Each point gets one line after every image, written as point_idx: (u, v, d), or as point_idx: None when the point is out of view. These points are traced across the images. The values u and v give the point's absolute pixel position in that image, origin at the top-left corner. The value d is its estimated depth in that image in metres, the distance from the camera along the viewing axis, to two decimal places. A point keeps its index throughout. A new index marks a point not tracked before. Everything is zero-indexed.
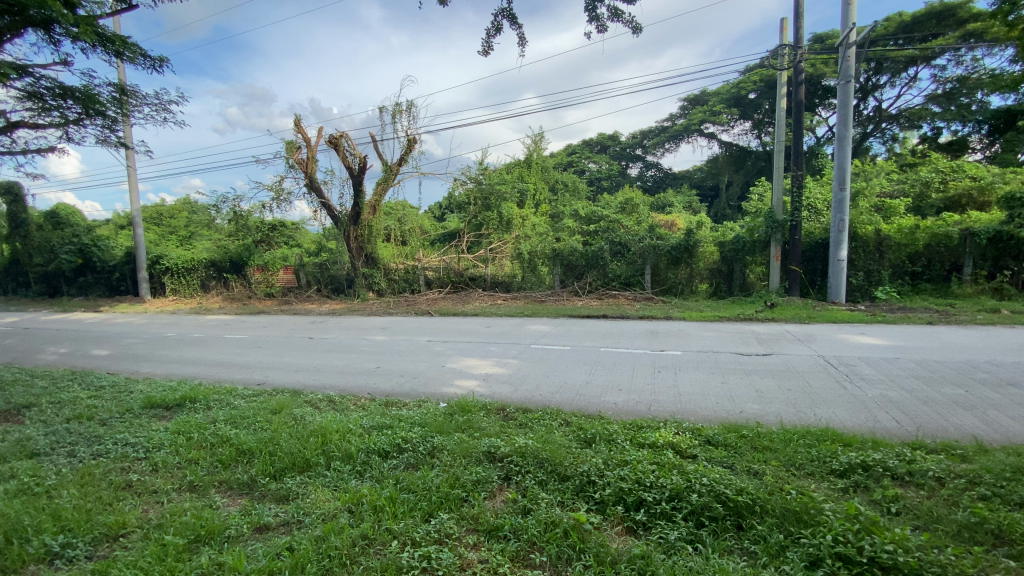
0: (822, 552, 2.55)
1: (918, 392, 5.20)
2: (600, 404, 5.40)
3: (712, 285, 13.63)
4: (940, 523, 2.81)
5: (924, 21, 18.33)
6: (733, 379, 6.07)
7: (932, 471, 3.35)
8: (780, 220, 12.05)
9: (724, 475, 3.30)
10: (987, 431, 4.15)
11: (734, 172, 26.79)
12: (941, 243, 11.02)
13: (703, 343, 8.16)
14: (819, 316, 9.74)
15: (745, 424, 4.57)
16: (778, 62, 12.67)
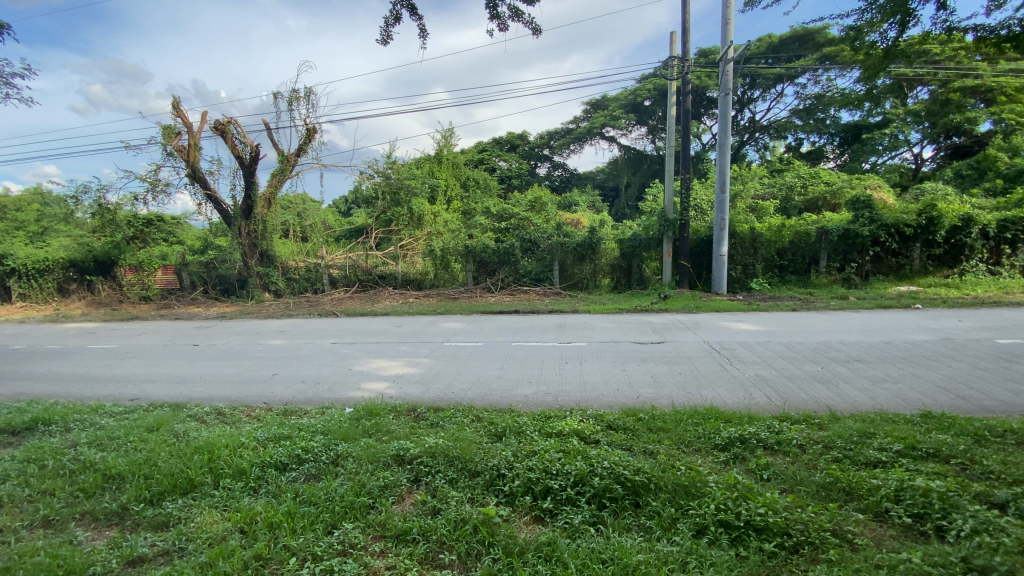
0: (707, 521, 2.81)
1: (785, 370, 5.93)
2: (511, 398, 5.50)
3: (614, 279, 14.43)
4: (802, 485, 3.20)
5: (789, 44, 20.81)
6: (632, 367, 6.46)
7: (796, 440, 3.83)
8: (671, 219, 13.05)
9: (623, 457, 3.52)
10: (837, 401, 4.85)
11: (632, 174, 28.54)
12: (802, 240, 12.57)
13: (606, 334, 8.64)
14: (705, 306, 10.73)
15: (642, 408, 4.89)
16: (669, 72, 13.68)
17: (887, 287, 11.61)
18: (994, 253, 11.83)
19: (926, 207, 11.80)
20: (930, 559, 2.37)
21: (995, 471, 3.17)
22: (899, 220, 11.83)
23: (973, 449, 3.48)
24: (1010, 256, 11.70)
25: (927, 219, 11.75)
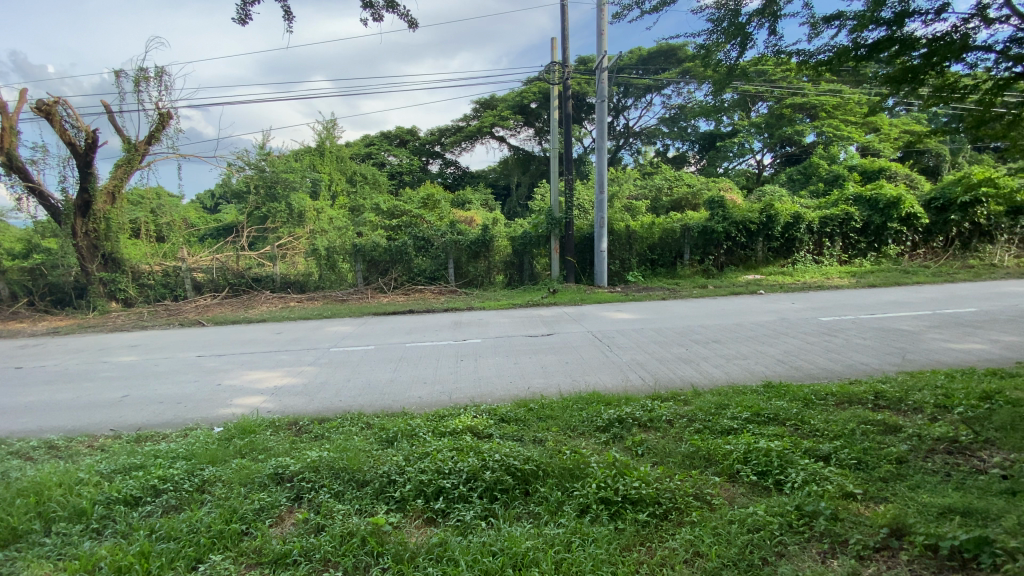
0: (590, 500, 2.99)
1: (657, 354, 6.53)
2: (403, 400, 5.37)
3: (507, 276, 14.70)
4: (671, 456, 3.55)
5: (655, 58, 22.84)
6: (524, 360, 6.66)
7: (666, 416, 4.23)
8: (557, 218, 13.75)
9: (514, 449, 3.62)
10: (698, 378, 5.46)
11: (521, 174, 29.41)
12: (669, 236, 13.94)
13: (499, 329, 8.80)
14: (589, 298, 11.42)
15: (533, 398, 5.07)
16: (551, 75, 14.28)
17: (738, 276, 13.29)
18: (816, 246, 14.04)
19: (766, 206, 13.71)
20: (771, 509, 2.74)
21: (818, 428, 3.78)
22: (746, 218, 13.61)
23: (803, 411, 4.12)
24: (829, 246, 13.94)
25: (766, 217, 13.63)
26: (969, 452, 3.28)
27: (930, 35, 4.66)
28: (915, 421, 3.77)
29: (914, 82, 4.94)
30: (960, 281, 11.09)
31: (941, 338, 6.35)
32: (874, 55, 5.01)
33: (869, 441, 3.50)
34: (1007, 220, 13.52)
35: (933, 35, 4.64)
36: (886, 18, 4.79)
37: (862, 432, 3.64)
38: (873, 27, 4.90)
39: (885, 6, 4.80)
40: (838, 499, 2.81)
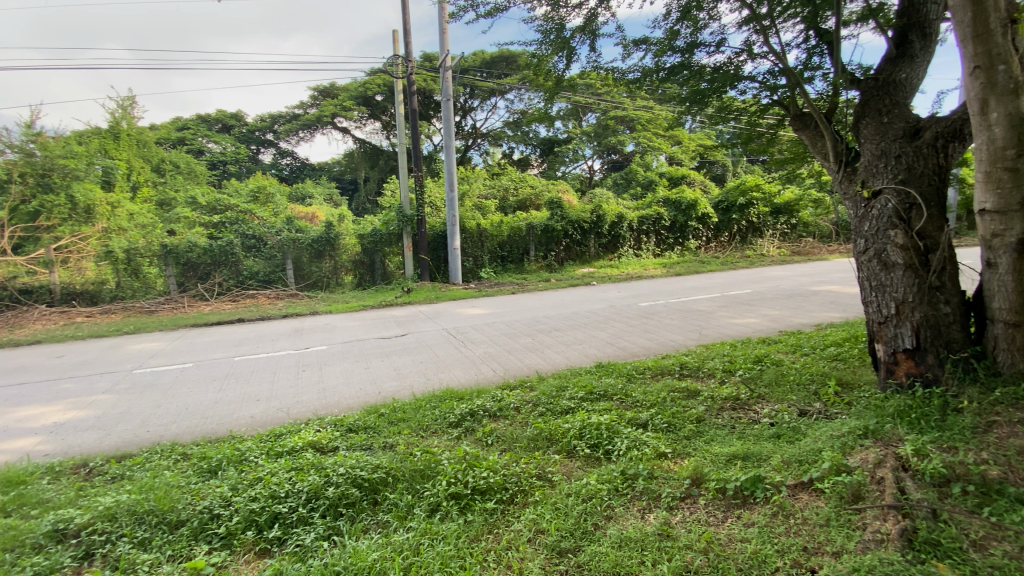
0: (440, 498, 2.99)
1: (506, 345, 6.83)
2: (233, 422, 4.76)
3: (356, 276, 13.96)
4: (518, 441, 3.75)
5: (497, 62, 23.68)
6: (374, 363, 6.40)
7: (513, 404, 4.45)
8: (408, 215, 13.49)
9: (361, 459, 3.45)
10: (543, 364, 5.86)
11: (370, 168, 27.82)
12: (516, 234, 14.65)
13: (347, 333, 8.33)
14: (443, 296, 11.44)
15: (383, 403, 4.90)
16: (394, 69, 13.93)
17: (576, 270, 14.55)
18: (638, 241, 16.03)
19: (596, 207, 15.24)
20: (601, 477, 3.06)
21: (639, 399, 4.32)
22: (579, 217, 14.97)
23: (627, 386, 4.67)
24: (645, 242, 16.02)
25: (596, 216, 15.18)
26: (746, 406, 4.06)
27: (711, 65, 5.63)
28: (709, 385, 4.56)
29: (701, 104, 5.92)
30: (740, 269, 13.71)
31: (726, 315, 7.79)
32: (673, 76, 5.88)
33: (676, 406, 4.12)
34: (770, 219, 17.04)
35: (714, 65, 5.62)
36: (680, 47, 5.67)
37: (671, 399, 4.27)
38: (670, 53, 5.76)
39: (679, 37, 5.67)
40: (653, 460, 3.25)
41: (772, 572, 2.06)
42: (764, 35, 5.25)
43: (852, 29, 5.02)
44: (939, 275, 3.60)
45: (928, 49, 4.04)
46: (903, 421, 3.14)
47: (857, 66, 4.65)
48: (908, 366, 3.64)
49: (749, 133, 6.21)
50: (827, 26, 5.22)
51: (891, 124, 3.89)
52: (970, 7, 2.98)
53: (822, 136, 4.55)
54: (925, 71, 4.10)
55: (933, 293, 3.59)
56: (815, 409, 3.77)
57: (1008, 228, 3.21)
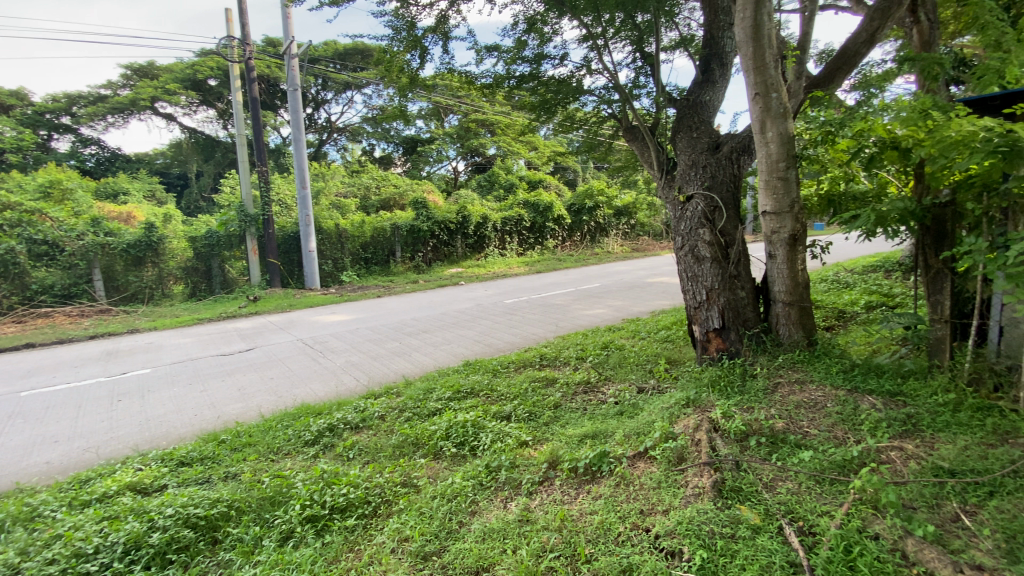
0: (294, 524, 2.76)
1: (370, 351, 6.56)
2: (17, 473, 3.82)
3: (189, 285, 12.20)
4: (382, 451, 3.62)
5: (351, 55, 22.49)
6: (214, 384, 5.66)
7: (376, 412, 4.29)
8: (253, 215, 12.18)
9: (197, 494, 3.03)
10: (409, 368, 5.75)
11: (203, 162, 24.42)
12: (379, 235, 14.10)
13: (178, 351, 7.24)
14: (298, 303, 10.55)
15: (225, 428, 4.36)
16: (228, 52, 12.41)
17: (443, 271, 14.53)
18: (501, 241, 16.53)
19: (460, 207, 15.36)
20: (466, 474, 3.10)
21: (502, 392, 4.48)
22: (444, 218, 14.93)
23: (491, 381, 4.81)
24: (508, 242, 16.60)
25: (461, 217, 15.29)
26: (595, 388, 4.45)
27: (557, 76, 6.04)
28: (565, 372, 4.91)
29: (549, 111, 6.30)
30: (592, 265, 14.96)
31: (580, 307, 8.46)
32: (523, 84, 6.20)
33: (536, 395, 4.35)
34: (614, 220, 18.88)
35: (559, 76, 6.03)
36: (528, 57, 6.00)
37: (532, 389, 4.50)
38: (520, 62, 6.05)
39: (526, 48, 6.00)
40: (515, 449, 3.39)
41: (615, 536, 2.27)
42: (599, 53, 5.78)
43: (669, 54, 5.78)
44: (735, 266, 4.34)
45: (726, 76, 4.82)
46: (714, 389, 3.72)
47: (675, 86, 5.39)
48: (717, 342, 4.31)
49: (592, 141, 6.82)
50: (649, 50, 5.93)
51: (699, 138, 4.57)
52: (752, 43, 3.64)
53: (650, 146, 5.17)
54: (723, 94, 4.89)
55: (732, 281, 4.31)
56: (651, 386, 4.28)
57: (781, 225, 3.99)
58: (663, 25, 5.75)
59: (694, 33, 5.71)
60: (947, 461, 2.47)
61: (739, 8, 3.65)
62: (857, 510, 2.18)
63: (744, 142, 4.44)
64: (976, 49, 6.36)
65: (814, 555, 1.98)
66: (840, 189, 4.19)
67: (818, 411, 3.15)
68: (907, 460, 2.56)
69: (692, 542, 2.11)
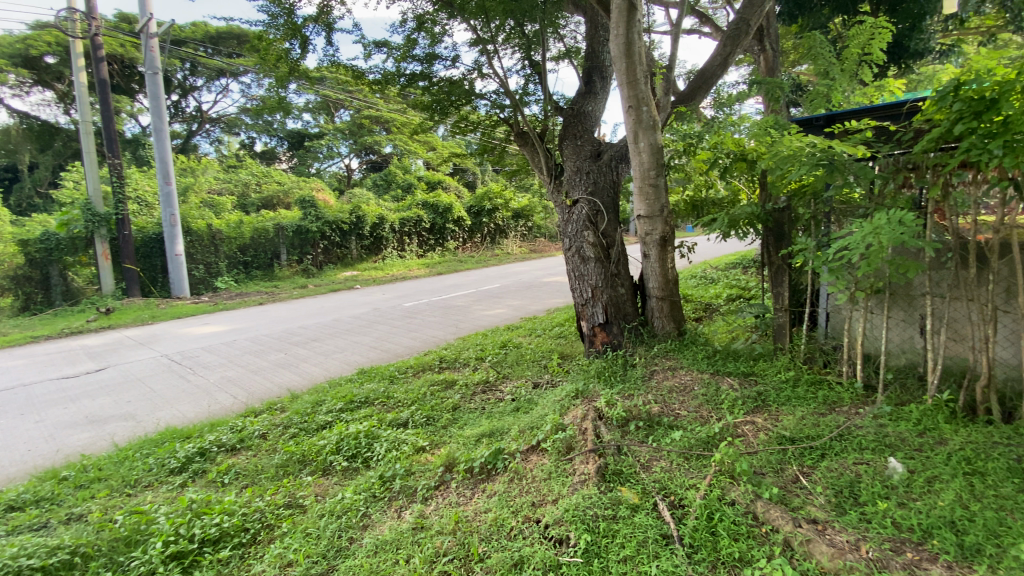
0: (156, 562, 2.44)
1: (251, 364, 6.01)
2: None
3: (19, 297, 10.24)
4: (263, 473, 3.33)
5: (226, 39, 20.42)
6: (52, 412, 4.82)
7: (257, 431, 3.95)
8: (103, 214, 10.55)
9: (27, 543, 2.55)
10: (297, 381, 5.36)
11: (36, 151, 20.65)
12: (261, 236, 12.97)
13: (3, 377, 6.04)
14: (163, 314, 9.34)
15: (67, 463, 3.73)
16: (69, 26, 10.63)
17: (336, 274, 13.77)
18: (399, 243, 16.07)
19: (354, 207, 14.67)
20: (358, 487, 2.97)
21: (399, 399, 4.35)
22: (336, 218, 14.14)
23: (387, 388, 4.65)
24: (407, 243, 16.16)
25: (355, 217, 14.61)
26: (494, 387, 4.51)
27: (448, 77, 6.03)
28: (464, 373, 4.91)
29: (441, 112, 6.25)
30: (491, 266, 15.14)
31: (479, 308, 8.52)
32: (414, 83, 6.09)
33: (434, 399, 4.30)
34: (512, 222, 19.27)
35: (451, 77, 6.02)
36: (419, 56, 5.90)
37: (430, 393, 4.43)
38: (411, 60, 5.94)
39: (416, 46, 5.90)
40: (410, 456, 3.31)
41: (507, 531, 2.32)
42: (490, 58, 5.87)
43: (555, 64, 6.04)
44: (616, 265, 4.67)
45: (606, 88, 5.15)
46: (600, 380, 3.96)
47: (561, 95, 5.65)
48: (602, 336, 4.60)
49: (486, 143, 6.91)
50: (537, 58, 6.15)
51: (583, 146, 4.84)
52: (624, 59, 3.93)
53: (538, 150, 5.36)
54: (604, 105, 5.22)
55: (613, 279, 4.63)
56: (545, 381, 4.44)
57: (653, 228, 4.37)
58: (549, 35, 6.00)
59: (578, 45, 6.03)
60: (789, 430, 2.87)
61: (613, 26, 3.92)
62: (718, 481, 2.45)
63: (622, 151, 4.79)
64: (809, 77, 7.46)
65: (682, 525, 2.19)
66: (702, 196, 4.68)
67: (687, 395, 3.49)
68: (757, 432, 2.94)
69: (578, 528, 2.22)
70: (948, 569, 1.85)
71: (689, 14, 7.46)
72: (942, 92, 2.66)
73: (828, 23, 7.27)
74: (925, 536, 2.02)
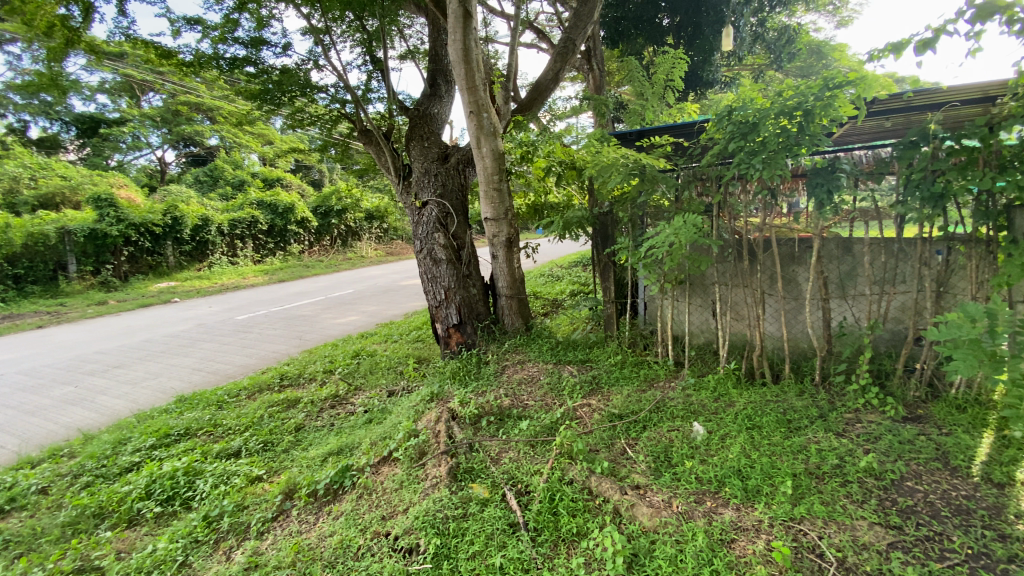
0: None
1: (26, 403, 4.80)
2: None
3: None
4: (44, 536, 2.68)
5: None
6: None
7: (35, 486, 3.17)
8: None
9: None
10: (95, 418, 4.43)
11: None
12: (37, 244, 10.48)
13: None
14: None
15: None
16: None
17: (149, 286, 11.70)
18: (230, 247, 14.25)
19: (169, 207, 12.60)
20: (176, 534, 2.55)
21: (230, 426, 3.85)
22: (145, 220, 12.00)
23: (215, 415, 4.08)
24: (241, 248, 14.43)
25: (171, 219, 12.56)
26: (344, 400, 4.26)
27: (279, 66, 5.51)
28: (309, 390, 4.52)
29: (271, 103, 5.69)
30: (342, 271, 14.28)
31: (328, 317, 7.96)
32: (238, 69, 5.45)
33: (274, 421, 3.90)
34: (365, 224, 18.36)
35: (282, 66, 5.51)
36: (242, 39, 5.30)
37: (269, 415, 4.02)
38: (232, 43, 5.31)
39: (239, 28, 5.28)
40: (243, 488, 2.95)
41: (354, 551, 2.20)
42: (326, 49, 5.52)
43: (398, 63, 5.90)
44: (467, 266, 4.75)
45: (451, 92, 5.19)
46: (454, 380, 3.98)
47: (406, 95, 5.55)
48: (456, 337, 4.64)
49: (327, 140, 6.47)
50: (379, 55, 5.96)
51: (429, 148, 4.82)
52: (463, 64, 4.01)
53: (384, 150, 5.19)
54: (450, 108, 5.26)
55: (465, 280, 4.70)
56: (400, 388, 4.32)
57: (499, 230, 4.53)
58: (391, 33, 5.85)
59: (420, 46, 5.98)
60: (618, 408, 3.22)
61: (450, 31, 3.97)
62: (559, 463, 2.64)
63: (468, 155, 4.89)
64: (629, 97, 8.46)
65: (527, 511, 2.31)
66: (543, 200, 4.99)
67: (535, 386, 3.70)
68: (594, 413, 3.24)
69: (429, 532, 2.21)
70: (735, 509, 2.25)
71: (528, 29, 7.92)
72: (719, 116, 3.23)
73: (641, 50, 8.32)
74: (721, 485, 2.42)
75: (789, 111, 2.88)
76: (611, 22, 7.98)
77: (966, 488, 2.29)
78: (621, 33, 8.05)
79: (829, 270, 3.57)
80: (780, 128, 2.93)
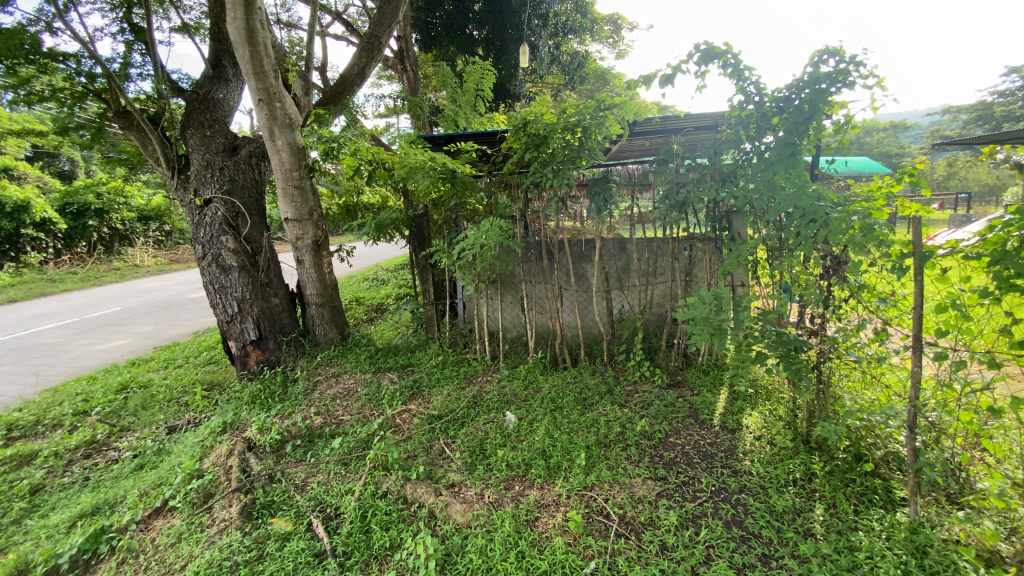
0: None
1: None
2: None
3: None
4: None
5: None
6: None
7: None
8: None
9: None
10: None
11: None
12: None
13: None
14: None
15: None
16: None
17: None
18: None
19: None
20: None
21: None
22: None
23: None
24: None
25: None
26: (104, 447, 3.47)
27: None
28: (52, 439, 3.55)
29: None
30: (106, 285, 11.57)
31: (84, 344, 6.39)
32: None
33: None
34: (138, 226, 15.15)
35: None
36: None
37: None
38: None
39: None
40: None
41: None
42: (62, 8, 4.39)
43: (168, 35, 4.98)
44: (265, 273, 4.27)
45: (239, 76, 4.57)
46: (255, 405, 3.55)
47: (182, 76, 4.75)
48: (256, 354, 4.16)
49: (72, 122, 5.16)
50: (142, 24, 4.95)
51: (213, 138, 4.20)
52: (247, 47, 3.55)
53: (151, 138, 4.35)
54: (239, 95, 4.64)
55: (263, 289, 4.22)
56: (185, 422, 3.68)
57: (303, 232, 4.18)
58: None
59: (198, 20, 5.15)
60: (436, 409, 3.25)
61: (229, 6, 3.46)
62: (372, 477, 2.54)
63: (262, 149, 4.39)
64: (444, 102, 8.61)
65: (336, 535, 2.17)
66: (354, 200, 4.75)
67: (350, 398, 3.51)
68: (412, 417, 3.21)
69: None
70: (539, 489, 2.45)
71: (336, 19, 7.49)
72: (516, 127, 3.47)
73: (454, 58, 8.56)
74: (528, 468, 2.61)
75: (571, 127, 3.25)
76: (423, 26, 8.01)
77: (710, 437, 2.88)
78: (434, 39, 8.15)
79: (610, 265, 4.14)
80: (566, 141, 3.28)
